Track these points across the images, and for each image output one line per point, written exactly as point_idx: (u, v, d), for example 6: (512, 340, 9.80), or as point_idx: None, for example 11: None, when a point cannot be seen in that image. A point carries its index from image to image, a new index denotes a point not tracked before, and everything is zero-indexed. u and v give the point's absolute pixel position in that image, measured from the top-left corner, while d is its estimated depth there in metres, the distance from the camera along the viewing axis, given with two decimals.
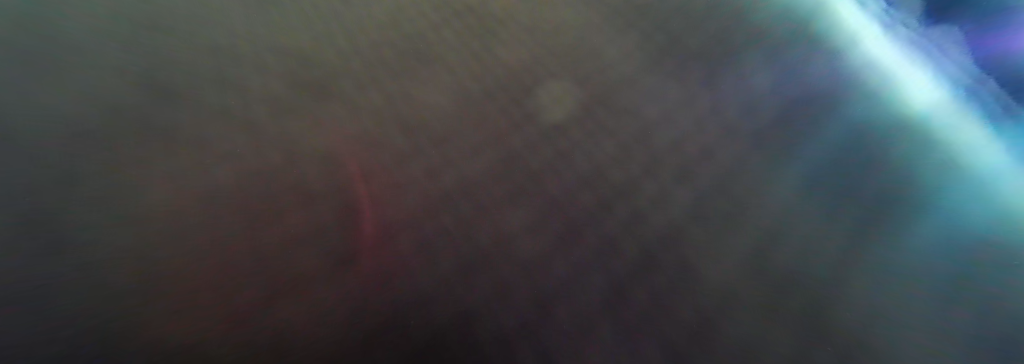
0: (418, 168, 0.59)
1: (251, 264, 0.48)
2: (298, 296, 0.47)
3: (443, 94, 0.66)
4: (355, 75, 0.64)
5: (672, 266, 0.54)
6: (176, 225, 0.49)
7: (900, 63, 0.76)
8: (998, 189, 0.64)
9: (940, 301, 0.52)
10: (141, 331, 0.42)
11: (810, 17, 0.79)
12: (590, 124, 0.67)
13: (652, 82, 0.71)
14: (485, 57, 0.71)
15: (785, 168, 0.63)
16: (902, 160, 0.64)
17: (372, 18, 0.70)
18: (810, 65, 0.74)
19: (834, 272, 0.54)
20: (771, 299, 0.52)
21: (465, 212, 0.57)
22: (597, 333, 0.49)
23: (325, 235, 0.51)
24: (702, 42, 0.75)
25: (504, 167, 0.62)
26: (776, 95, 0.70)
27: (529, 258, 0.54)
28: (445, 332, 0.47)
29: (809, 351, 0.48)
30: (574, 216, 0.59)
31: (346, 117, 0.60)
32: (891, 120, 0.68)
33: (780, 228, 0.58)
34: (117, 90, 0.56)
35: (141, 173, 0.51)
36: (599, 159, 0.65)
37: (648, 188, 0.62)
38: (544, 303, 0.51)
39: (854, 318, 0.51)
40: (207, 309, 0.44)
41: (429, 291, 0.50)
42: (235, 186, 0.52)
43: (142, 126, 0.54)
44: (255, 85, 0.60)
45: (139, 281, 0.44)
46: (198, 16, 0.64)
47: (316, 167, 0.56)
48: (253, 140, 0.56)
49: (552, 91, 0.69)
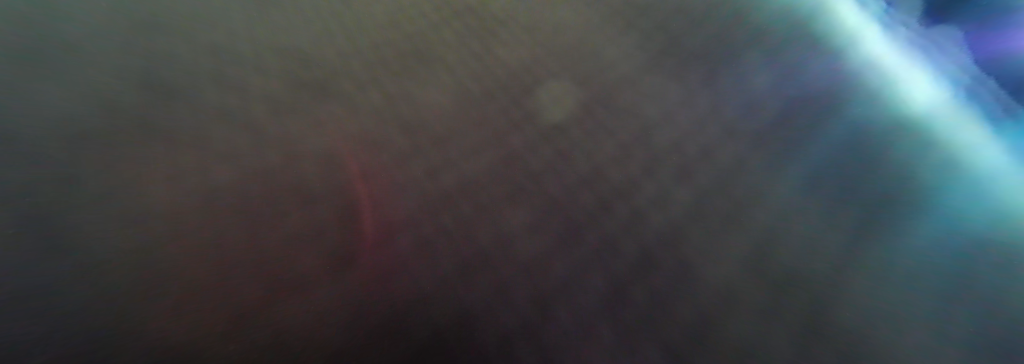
0: (418, 168, 0.60)
1: (252, 264, 0.48)
2: (298, 295, 0.47)
3: (443, 94, 0.66)
4: (355, 75, 0.64)
5: (672, 266, 0.54)
6: (176, 225, 0.49)
7: (900, 64, 0.76)
8: (999, 189, 0.64)
9: (940, 301, 0.52)
10: (139, 331, 0.42)
11: (811, 17, 0.80)
12: (591, 123, 0.67)
13: (652, 82, 0.72)
14: (485, 57, 0.71)
15: (784, 168, 0.64)
16: (902, 159, 0.65)
17: (372, 17, 0.70)
18: (810, 66, 0.74)
19: (833, 271, 0.55)
20: (771, 298, 0.52)
21: (466, 212, 0.57)
22: (597, 332, 0.49)
23: (326, 235, 0.51)
24: (702, 41, 0.75)
25: (504, 167, 0.62)
26: (776, 95, 0.71)
27: (529, 257, 0.54)
28: (446, 332, 0.47)
29: (811, 352, 0.48)
30: (574, 216, 0.59)
31: (346, 117, 0.60)
32: (891, 120, 0.69)
33: (778, 227, 0.58)
34: (117, 89, 0.56)
35: (140, 171, 0.51)
36: (599, 159, 0.65)
37: (648, 187, 0.62)
38: (544, 304, 0.51)
39: (852, 317, 0.51)
40: (207, 311, 0.44)
41: (430, 291, 0.50)
42: (235, 186, 0.53)
43: (143, 126, 0.54)
44: (256, 85, 0.61)
45: (140, 282, 0.45)
46: (198, 16, 0.64)
47: (317, 166, 0.56)
48: (253, 141, 0.56)
49: (552, 90, 0.69)
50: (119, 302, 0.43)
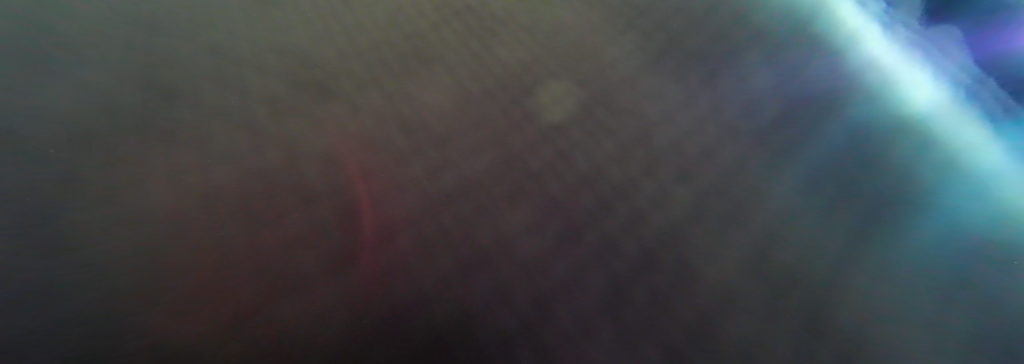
0: (418, 168, 0.60)
1: (252, 264, 0.48)
2: (297, 296, 0.47)
3: (443, 94, 0.66)
4: (355, 76, 0.64)
5: (672, 266, 0.54)
6: (176, 225, 0.49)
7: (900, 64, 0.76)
8: (1000, 189, 0.64)
9: (940, 301, 0.52)
10: (139, 331, 0.42)
11: (811, 17, 0.80)
12: (591, 124, 0.67)
13: (652, 82, 0.72)
14: (485, 57, 0.71)
15: (784, 169, 0.64)
16: (903, 159, 0.65)
17: (371, 17, 0.70)
18: (810, 66, 0.74)
19: (833, 272, 0.55)
20: (771, 298, 0.52)
21: (466, 212, 0.57)
22: (597, 332, 0.49)
23: (326, 235, 0.51)
24: (702, 41, 0.75)
25: (504, 167, 0.62)
26: (776, 95, 0.71)
27: (530, 257, 0.54)
28: (446, 332, 0.47)
29: (810, 352, 0.48)
30: (574, 216, 0.59)
31: (346, 117, 0.60)
32: (891, 120, 0.69)
33: (778, 228, 0.58)
34: (117, 90, 0.56)
35: (139, 172, 0.51)
36: (599, 159, 0.65)
37: (648, 187, 0.62)
38: (544, 304, 0.51)
39: (853, 317, 0.51)
40: (207, 311, 0.44)
41: (430, 291, 0.50)
42: (236, 186, 0.53)
43: (143, 126, 0.54)
44: (256, 86, 0.61)
45: (141, 282, 0.45)
46: (198, 16, 0.64)
47: (317, 167, 0.56)
48: (253, 141, 0.56)
49: (552, 91, 0.69)
50: (120, 301, 0.43)
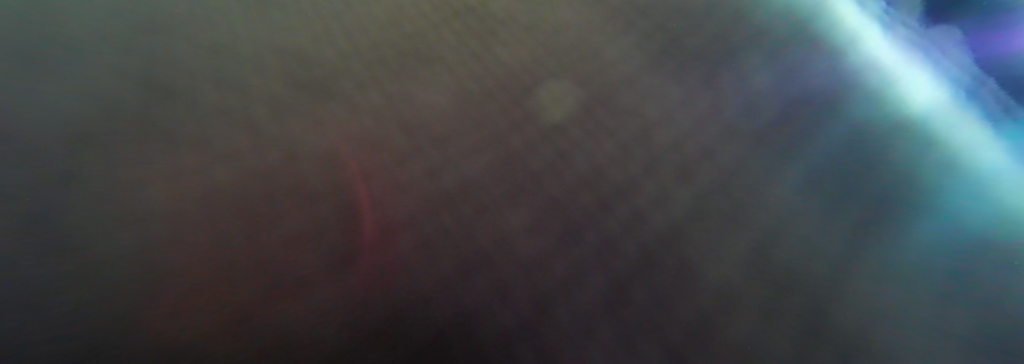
0: (418, 168, 0.60)
1: (251, 263, 0.48)
2: (297, 295, 0.47)
3: (443, 94, 0.66)
4: (355, 75, 0.64)
5: (672, 266, 0.54)
6: (176, 225, 0.49)
7: (900, 64, 0.76)
8: (999, 189, 0.64)
9: (940, 300, 0.53)
10: (138, 329, 0.42)
11: (812, 17, 0.80)
12: (590, 123, 0.67)
13: (652, 82, 0.72)
14: (485, 56, 0.71)
15: (784, 169, 0.64)
16: (902, 160, 0.65)
17: (371, 16, 0.70)
18: (810, 65, 0.74)
19: (833, 272, 0.55)
20: (771, 299, 0.52)
21: (465, 212, 0.57)
22: (597, 332, 0.49)
23: (325, 235, 0.51)
24: (701, 40, 0.76)
25: (504, 167, 0.62)
26: (776, 95, 0.71)
27: (530, 257, 0.54)
28: (445, 331, 0.47)
29: (810, 352, 0.48)
30: (574, 216, 0.59)
31: (346, 117, 0.60)
32: (890, 121, 0.69)
33: (778, 227, 0.58)
34: (116, 89, 0.56)
35: (140, 172, 0.51)
36: (598, 159, 0.65)
37: (648, 187, 0.62)
38: (545, 304, 0.51)
39: (852, 317, 0.51)
40: (207, 310, 0.45)
41: (431, 291, 0.50)
42: (235, 186, 0.53)
43: (143, 126, 0.54)
44: (256, 85, 0.60)
45: (141, 281, 0.45)
46: (197, 14, 0.64)
47: (318, 166, 0.56)
48: (253, 141, 0.56)
49: (552, 91, 0.69)
50: (121, 301, 0.43)
